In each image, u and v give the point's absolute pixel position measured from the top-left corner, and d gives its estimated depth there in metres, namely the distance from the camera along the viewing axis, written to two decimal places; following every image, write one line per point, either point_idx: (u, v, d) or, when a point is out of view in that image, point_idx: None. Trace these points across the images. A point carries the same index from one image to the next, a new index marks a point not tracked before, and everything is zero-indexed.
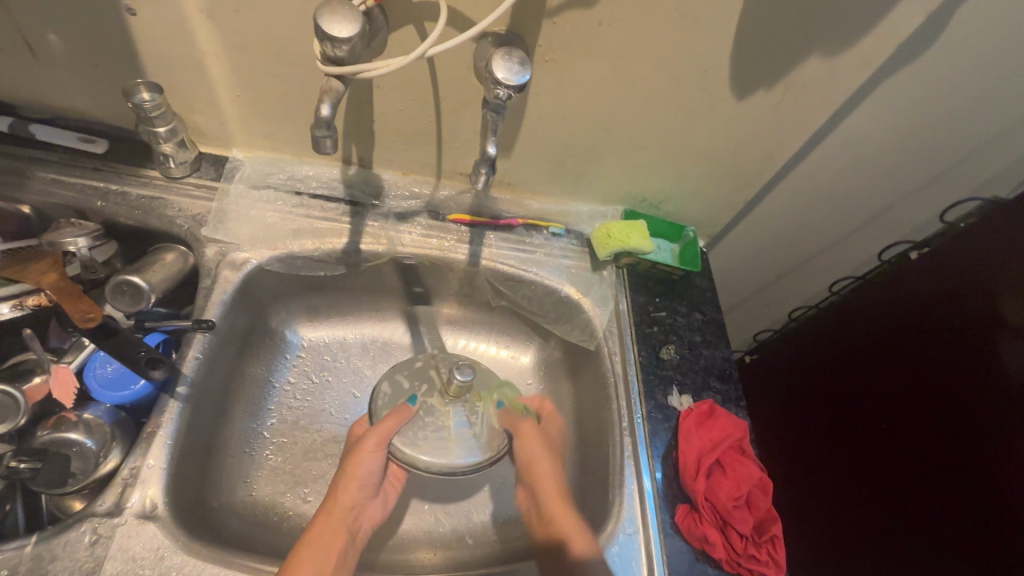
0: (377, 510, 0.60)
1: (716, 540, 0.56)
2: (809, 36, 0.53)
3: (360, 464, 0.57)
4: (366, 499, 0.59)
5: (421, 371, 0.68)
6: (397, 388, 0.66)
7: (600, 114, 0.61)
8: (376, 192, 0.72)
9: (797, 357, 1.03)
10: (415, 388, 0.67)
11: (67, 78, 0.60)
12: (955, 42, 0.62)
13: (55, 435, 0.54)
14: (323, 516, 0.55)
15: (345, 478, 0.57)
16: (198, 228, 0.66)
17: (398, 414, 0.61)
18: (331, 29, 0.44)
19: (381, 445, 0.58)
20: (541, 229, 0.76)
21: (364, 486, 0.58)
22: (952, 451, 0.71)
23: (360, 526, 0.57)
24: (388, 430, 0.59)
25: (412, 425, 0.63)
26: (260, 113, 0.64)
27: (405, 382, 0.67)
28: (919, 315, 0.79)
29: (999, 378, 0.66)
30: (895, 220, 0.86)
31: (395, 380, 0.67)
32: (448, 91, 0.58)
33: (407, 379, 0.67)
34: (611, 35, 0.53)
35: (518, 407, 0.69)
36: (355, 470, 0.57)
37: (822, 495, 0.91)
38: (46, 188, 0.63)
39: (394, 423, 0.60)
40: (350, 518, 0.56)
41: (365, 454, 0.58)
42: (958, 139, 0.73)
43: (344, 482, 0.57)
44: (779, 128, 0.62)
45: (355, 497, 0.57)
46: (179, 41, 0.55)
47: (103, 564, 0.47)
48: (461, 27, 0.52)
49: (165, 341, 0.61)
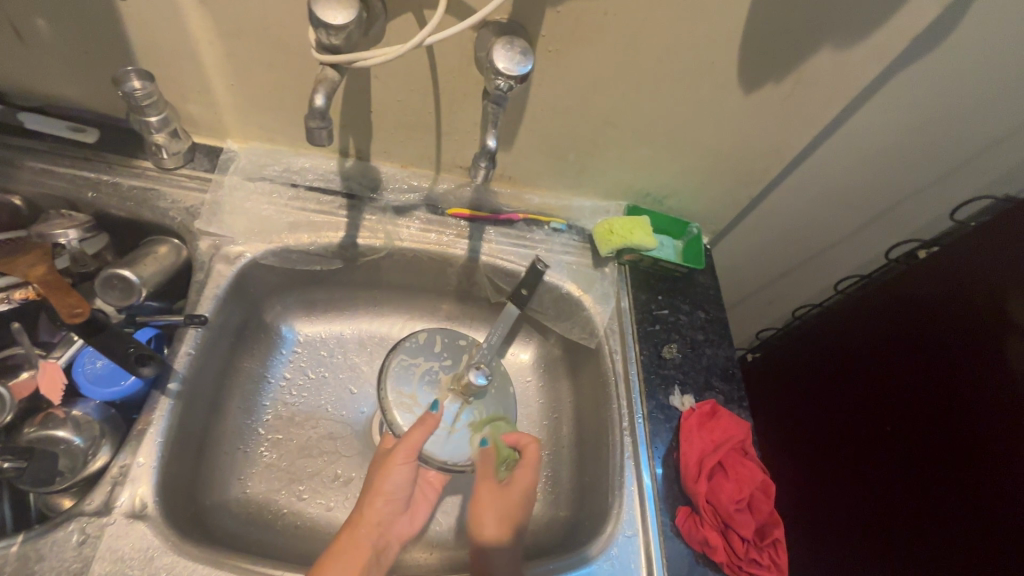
0: (406, 525, 0.58)
1: (718, 544, 0.55)
2: (820, 29, 0.51)
3: (389, 477, 0.55)
4: (395, 515, 0.56)
5: (455, 348, 0.68)
6: (429, 345, 0.67)
7: (604, 107, 0.60)
8: (374, 185, 0.71)
9: (800, 356, 1.01)
10: (444, 360, 0.67)
11: (56, 65, 0.58)
12: (971, 36, 0.60)
13: (42, 432, 0.53)
14: (350, 532, 0.52)
15: (373, 492, 0.55)
16: (192, 220, 0.64)
17: (426, 424, 0.56)
18: (325, 16, 0.43)
19: (411, 458, 0.55)
20: (543, 224, 0.74)
21: (394, 502, 0.56)
22: (957, 455, 0.70)
23: (391, 541, 0.55)
24: (417, 443, 0.55)
25: (423, 387, 0.64)
26: (254, 103, 0.62)
27: (439, 347, 0.67)
28: (925, 316, 0.77)
29: (1006, 382, 0.65)
30: (903, 218, 0.85)
31: (432, 338, 0.68)
32: (447, 82, 0.57)
33: (442, 345, 0.68)
34: (616, 25, 0.51)
35: (503, 450, 0.62)
36: (382, 483, 0.55)
37: (826, 495, 0.90)
38: (37, 178, 0.62)
39: (424, 434, 0.56)
40: (378, 534, 0.54)
41: (392, 468, 0.55)
42: (970, 137, 0.71)
43: (371, 497, 0.55)
44: (787, 123, 0.61)
45: (383, 513, 0.55)
46: (170, 27, 0.53)
47: (91, 564, 0.46)
48: (461, 15, 0.50)
49: (157, 336, 0.60)
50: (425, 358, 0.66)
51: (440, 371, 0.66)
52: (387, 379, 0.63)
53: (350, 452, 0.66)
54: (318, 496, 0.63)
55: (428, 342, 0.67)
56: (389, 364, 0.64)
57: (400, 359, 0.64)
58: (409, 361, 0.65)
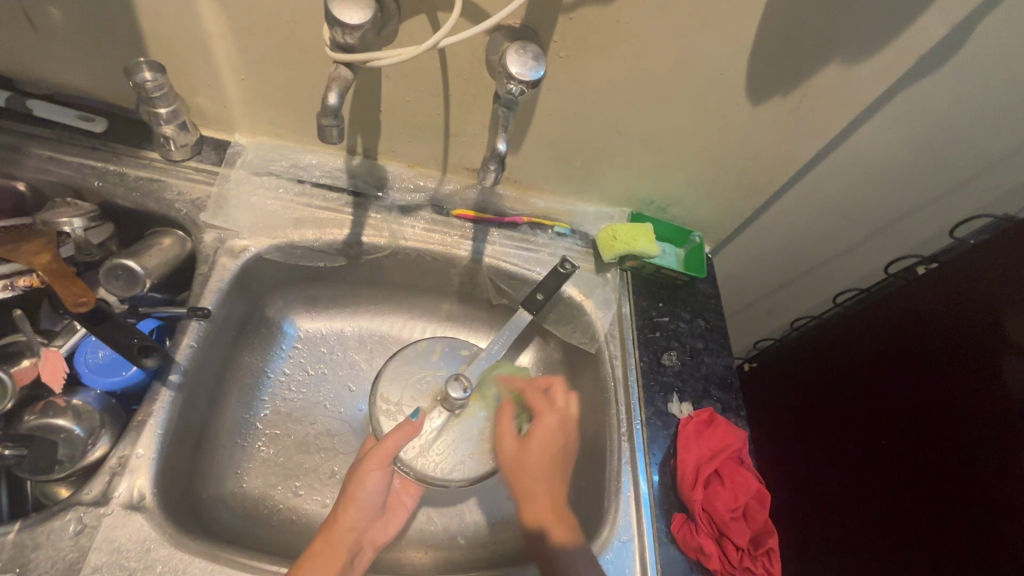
0: (381, 530, 0.57)
1: (712, 551, 0.56)
2: (828, 44, 0.52)
3: (364, 484, 0.55)
4: (372, 520, 0.56)
5: (456, 357, 0.69)
6: (428, 353, 0.69)
7: (612, 115, 0.60)
8: (380, 183, 0.71)
9: (798, 367, 1.02)
10: (439, 370, 0.68)
11: (67, 54, 0.58)
12: (975, 56, 0.61)
13: (42, 420, 0.53)
14: (325, 535, 0.52)
15: (346, 498, 0.54)
16: (197, 213, 0.64)
17: (402, 432, 0.56)
18: (341, 15, 0.43)
19: (385, 462, 0.55)
20: (546, 227, 0.74)
21: (366, 508, 0.55)
22: (949, 469, 0.71)
23: (364, 546, 0.55)
24: (389, 449, 0.55)
25: (411, 394, 0.65)
26: (264, 98, 0.62)
27: (437, 356, 0.69)
28: (921, 332, 0.78)
29: (999, 397, 0.66)
30: (904, 233, 0.85)
31: (431, 347, 0.70)
32: (457, 84, 0.57)
33: (441, 354, 0.69)
34: (627, 34, 0.51)
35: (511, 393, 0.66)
36: (357, 490, 0.54)
37: (820, 506, 0.91)
38: (43, 165, 0.62)
39: (399, 441, 0.56)
40: (352, 538, 0.53)
41: (368, 474, 0.55)
42: (971, 155, 0.72)
43: (343, 504, 0.54)
44: (792, 136, 0.62)
45: (358, 519, 0.54)
46: (184, 20, 0.53)
47: (88, 554, 0.46)
48: (474, 19, 0.51)
49: (158, 328, 0.60)
50: (421, 366, 0.68)
51: (433, 380, 0.67)
52: (378, 386, 0.65)
53: (347, 449, 0.66)
54: (314, 492, 0.63)
55: (428, 350, 0.69)
56: (386, 367, 0.67)
57: (394, 365, 0.67)
58: (406, 369, 0.67)
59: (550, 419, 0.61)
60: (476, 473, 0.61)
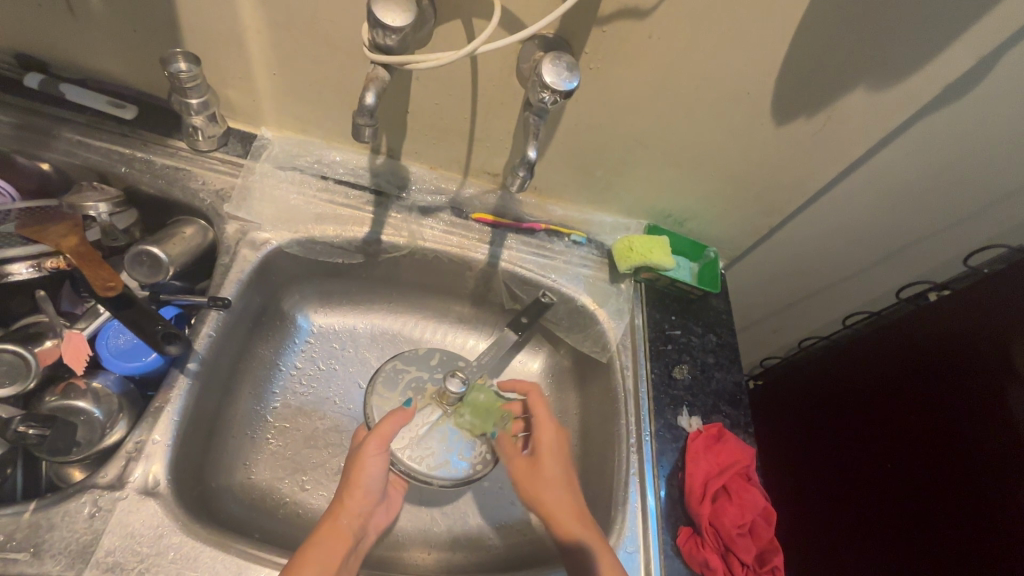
0: (382, 515, 0.58)
1: (718, 566, 0.56)
2: (857, 69, 0.52)
3: (365, 468, 0.54)
4: (374, 507, 0.56)
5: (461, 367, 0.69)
6: (426, 357, 0.69)
7: (636, 127, 0.61)
8: (401, 184, 0.71)
9: (804, 386, 1.02)
10: (437, 373, 0.68)
11: (103, 41, 0.59)
12: (998, 88, 0.61)
13: (63, 402, 0.54)
14: (332, 523, 0.52)
15: (349, 485, 0.54)
16: (221, 204, 0.65)
17: (397, 416, 0.56)
18: (384, 17, 0.44)
19: (384, 446, 0.55)
20: (563, 235, 0.75)
21: (371, 495, 0.55)
22: (957, 498, 0.70)
23: (368, 532, 0.55)
24: (388, 433, 0.56)
25: (407, 392, 0.66)
26: (294, 95, 0.63)
27: (435, 361, 0.69)
28: (928, 360, 0.78)
29: (1005, 432, 0.66)
30: (916, 259, 0.86)
31: (431, 352, 0.70)
32: (486, 91, 0.58)
33: (439, 360, 0.69)
34: (658, 49, 0.52)
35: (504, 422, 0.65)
36: (360, 475, 0.54)
37: (821, 526, 0.91)
38: (71, 148, 0.63)
39: (396, 425, 0.56)
40: (359, 524, 0.53)
41: (367, 458, 0.54)
42: (988, 186, 0.73)
43: (348, 489, 0.54)
44: (815, 157, 0.62)
45: (363, 504, 0.54)
46: (223, 14, 0.54)
47: (101, 538, 0.47)
48: (509, 27, 0.51)
49: (178, 316, 0.60)
50: (418, 367, 0.68)
51: (428, 381, 0.67)
52: (377, 379, 0.66)
53: None
54: (321, 488, 0.63)
55: (427, 355, 0.70)
56: (383, 365, 0.67)
57: (393, 363, 0.67)
58: (401, 367, 0.68)
59: (549, 430, 0.61)
60: (460, 475, 0.61)
